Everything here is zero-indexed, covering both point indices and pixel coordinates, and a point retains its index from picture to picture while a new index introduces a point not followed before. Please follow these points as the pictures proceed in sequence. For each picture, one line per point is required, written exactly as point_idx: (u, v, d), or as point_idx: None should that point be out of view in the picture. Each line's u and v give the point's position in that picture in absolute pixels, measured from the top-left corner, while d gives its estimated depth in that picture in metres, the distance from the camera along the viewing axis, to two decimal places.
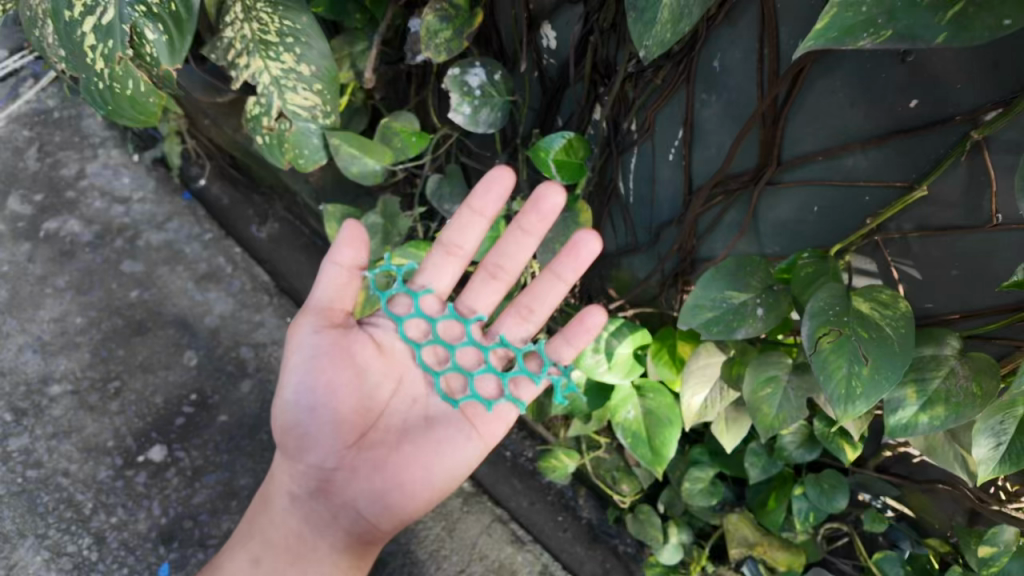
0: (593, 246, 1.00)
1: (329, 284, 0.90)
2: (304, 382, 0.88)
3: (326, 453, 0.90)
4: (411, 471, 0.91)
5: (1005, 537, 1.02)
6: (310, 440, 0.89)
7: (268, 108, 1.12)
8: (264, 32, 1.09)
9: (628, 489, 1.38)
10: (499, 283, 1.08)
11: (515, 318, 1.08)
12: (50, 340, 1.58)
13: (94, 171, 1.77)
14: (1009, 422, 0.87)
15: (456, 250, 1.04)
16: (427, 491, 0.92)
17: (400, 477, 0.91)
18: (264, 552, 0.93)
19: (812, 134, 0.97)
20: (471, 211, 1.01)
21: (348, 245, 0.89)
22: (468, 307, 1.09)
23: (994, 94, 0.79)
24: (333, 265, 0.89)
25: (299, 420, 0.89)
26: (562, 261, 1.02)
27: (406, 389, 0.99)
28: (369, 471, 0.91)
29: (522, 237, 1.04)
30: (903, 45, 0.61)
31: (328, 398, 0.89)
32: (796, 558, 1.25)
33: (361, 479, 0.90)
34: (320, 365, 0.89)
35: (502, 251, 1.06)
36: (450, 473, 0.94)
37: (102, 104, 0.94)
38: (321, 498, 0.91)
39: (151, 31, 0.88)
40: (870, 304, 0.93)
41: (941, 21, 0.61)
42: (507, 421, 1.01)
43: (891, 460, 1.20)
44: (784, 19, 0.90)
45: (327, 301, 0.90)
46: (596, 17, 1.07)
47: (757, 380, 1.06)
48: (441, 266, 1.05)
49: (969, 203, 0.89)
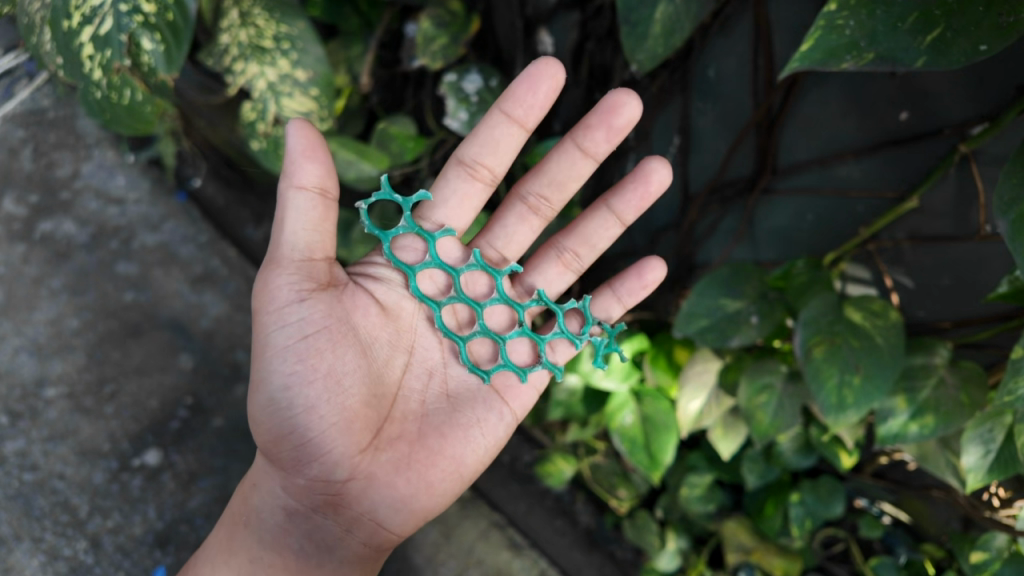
0: (660, 172, 0.90)
1: (302, 223, 0.75)
2: (298, 386, 0.78)
3: (332, 466, 0.81)
4: (438, 469, 0.85)
5: (997, 543, 1.02)
6: (313, 453, 0.80)
7: (264, 113, 1.11)
8: (259, 38, 1.10)
9: (625, 495, 1.37)
10: (538, 218, 0.96)
11: (558, 266, 0.98)
12: (45, 342, 1.58)
13: (89, 172, 1.74)
14: (997, 430, 0.88)
15: (489, 173, 0.90)
16: (455, 483, 0.87)
17: (427, 478, 0.85)
18: (255, 573, 0.85)
19: (807, 144, 0.99)
20: (512, 123, 0.87)
21: (310, 160, 0.74)
22: (498, 254, 0.97)
23: (979, 108, 0.82)
24: (297, 191, 0.74)
25: (297, 421, 0.78)
26: (627, 191, 0.91)
27: (417, 365, 0.89)
28: (387, 476, 0.83)
29: (579, 157, 0.91)
30: (884, 67, 0.62)
31: (334, 391, 0.79)
32: (793, 564, 1.24)
33: (381, 483, 0.83)
34: (320, 350, 0.78)
35: (548, 180, 0.93)
36: (479, 460, 0.89)
37: (99, 112, 0.93)
38: (327, 511, 0.84)
39: (147, 41, 0.89)
40: (862, 313, 0.92)
41: (920, 45, 0.62)
42: (538, 387, 0.97)
43: (887, 465, 1.23)
44: (779, 31, 0.92)
45: (302, 251, 0.76)
46: (592, 25, 1.10)
47: (751, 388, 1.05)
48: (468, 190, 0.91)
49: (958, 213, 0.91)
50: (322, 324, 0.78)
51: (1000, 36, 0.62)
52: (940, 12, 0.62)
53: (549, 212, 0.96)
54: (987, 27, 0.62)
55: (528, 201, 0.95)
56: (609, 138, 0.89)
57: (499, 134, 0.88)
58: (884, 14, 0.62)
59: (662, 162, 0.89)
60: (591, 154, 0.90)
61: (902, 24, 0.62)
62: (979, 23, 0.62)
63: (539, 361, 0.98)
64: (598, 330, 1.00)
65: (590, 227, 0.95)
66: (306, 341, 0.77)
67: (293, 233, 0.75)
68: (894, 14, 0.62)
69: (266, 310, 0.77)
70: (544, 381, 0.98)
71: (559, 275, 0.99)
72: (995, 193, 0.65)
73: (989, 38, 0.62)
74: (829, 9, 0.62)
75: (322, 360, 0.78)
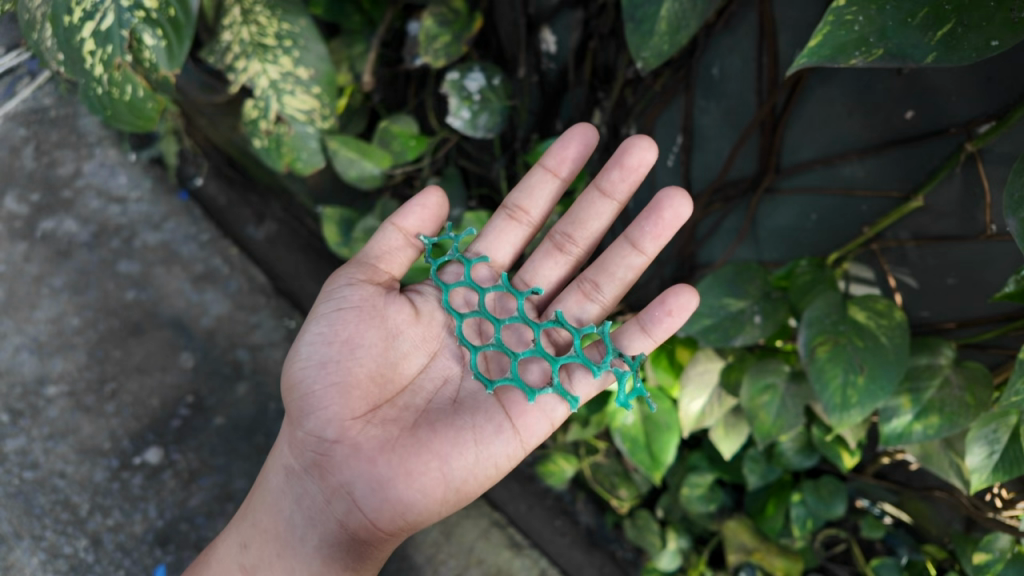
0: (679, 207, 0.89)
1: (380, 243, 0.90)
2: (317, 344, 0.83)
3: (324, 423, 0.81)
4: (421, 459, 0.81)
5: (1000, 544, 1.02)
6: (312, 406, 0.81)
7: (266, 111, 1.11)
8: (261, 35, 1.10)
9: (626, 494, 1.38)
10: (564, 257, 0.97)
11: (577, 296, 0.96)
12: (47, 341, 1.58)
13: (91, 170, 1.75)
14: (1002, 431, 0.87)
15: (521, 212, 0.96)
16: (438, 485, 0.82)
17: (407, 467, 0.81)
18: (252, 536, 0.86)
19: (811, 142, 0.99)
20: (543, 168, 0.94)
21: (414, 213, 0.90)
22: (523, 281, 0.98)
23: (986, 107, 0.81)
24: (393, 227, 0.90)
25: (306, 377, 0.82)
26: (642, 223, 0.90)
27: (437, 367, 0.91)
28: (373, 451, 0.81)
29: (599, 197, 0.93)
30: (893, 62, 0.62)
31: (343, 355, 0.82)
32: (794, 565, 1.23)
33: (363, 457, 0.81)
34: (344, 318, 0.83)
35: (571, 219, 0.95)
36: (469, 472, 0.83)
37: (100, 109, 0.93)
38: (315, 476, 0.83)
39: (149, 36, 0.89)
40: (866, 313, 0.92)
41: (930, 40, 0.62)
42: (550, 417, 0.88)
43: (889, 466, 1.21)
44: (783, 29, 0.92)
45: (373, 257, 0.89)
46: (596, 23, 1.08)
47: (754, 388, 1.05)
48: (501, 229, 0.97)
49: (963, 213, 0.90)
50: (355, 302, 0.84)
51: (1010, 30, 0.62)
52: (949, 8, 0.62)
53: (578, 253, 0.97)
54: (999, 22, 0.62)
55: (554, 239, 0.97)
56: (625, 177, 0.91)
57: (531, 177, 0.94)
58: (893, 10, 0.62)
59: (680, 194, 0.88)
60: (610, 194, 0.93)
61: (911, 19, 0.62)
62: (991, 19, 0.62)
63: (549, 384, 0.90)
64: (619, 361, 0.93)
65: (610, 258, 0.94)
66: (337, 311, 0.84)
67: (375, 241, 0.90)
68: (904, 11, 0.62)
69: (323, 289, 0.87)
70: (555, 409, 0.89)
71: (581, 305, 0.96)
72: (1005, 191, 0.65)
73: (1000, 34, 0.62)
74: (838, 5, 0.62)
75: (344, 329, 0.83)
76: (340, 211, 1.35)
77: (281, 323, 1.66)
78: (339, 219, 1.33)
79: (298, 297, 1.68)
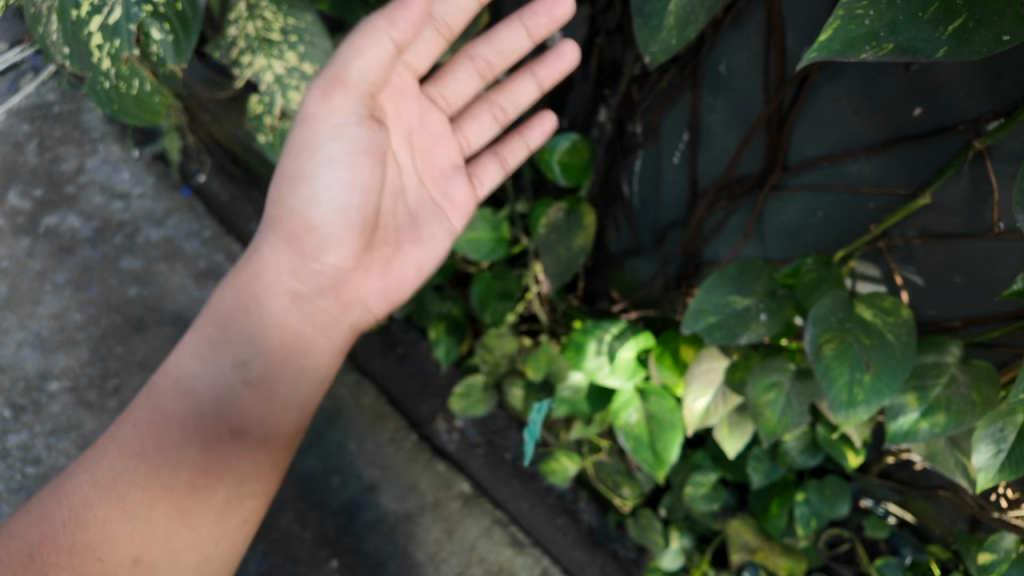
0: (571, 56, 1.00)
1: (371, 54, 0.91)
2: (339, 186, 0.91)
3: (336, 254, 0.95)
4: (408, 267, 1.03)
5: (1005, 544, 1.01)
6: (325, 243, 0.94)
7: (271, 108, 1.12)
8: (267, 30, 1.10)
9: (629, 493, 1.37)
10: (478, 75, 1.05)
11: (488, 114, 1.09)
12: (49, 336, 1.58)
13: (94, 166, 1.80)
14: (1009, 429, 0.86)
15: (450, 33, 0.98)
16: (417, 276, 1.05)
17: (398, 274, 1.02)
18: (205, 398, 0.91)
19: (819, 139, 0.98)
20: None
21: (407, 22, 0.90)
22: (439, 90, 1.06)
23: (996, 103, 0.80)
24: (387, 22, 0.89)
25: (327, 219, 0.92)
26: (547, 68, 1.02)
27: (398, 209, 1.01)
28: (374, 266, 1.00)
29: (518, 32, 0.99)
30: (905, 57, 0.62)
31: (362, 187, 0.93)
32: (798, 565, 1.21)
33: (370, 275, 1.00)
34: (361, 157, 0.93)
35: (498, 49, 1.01)
36: (433, 266, 1.07)
37: (108, 102, 0.94)
38: (308, 304, 0.97)
39: (156, 31, 0.88)
40: (873, 310, 0.92)
41: (942, 35, 0.62)
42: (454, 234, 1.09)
43: (893, 466, 1.21)
44: (791, 24, 0.90)
45: (374, 70, 0.92)
46: (602, 19, 1.08)
47: (759, 387, 1.05)
48: (427, 40, 0.98)
49: (970, 210, 0.89)
50: (368, 147, 0.94)
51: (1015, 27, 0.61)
52: (960, 3, 0.62)
53: (490, 76, 1.06)
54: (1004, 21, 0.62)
55: (476, 63, 1.04)
56: (548, 21, 0.97)
57: None
58: (903, 6, 0.62)
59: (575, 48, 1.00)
60: (532, 31, 0.99)
61: (921, 14, 0.62)
62: (1002, 13, 0.62)
63: None
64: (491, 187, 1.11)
65: (516, 89, 1.06)
66: (354, 155, 0.92)
67: (355, 58, 0.90)
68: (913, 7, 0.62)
69: (326, 110, 0.90)
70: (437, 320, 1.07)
71: (485, 124, 1.10)
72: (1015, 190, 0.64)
73: (1011, 29, 0.62)
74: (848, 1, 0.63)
75: (358, 161, 0.93)
76: None
77: None
78: None
79: None
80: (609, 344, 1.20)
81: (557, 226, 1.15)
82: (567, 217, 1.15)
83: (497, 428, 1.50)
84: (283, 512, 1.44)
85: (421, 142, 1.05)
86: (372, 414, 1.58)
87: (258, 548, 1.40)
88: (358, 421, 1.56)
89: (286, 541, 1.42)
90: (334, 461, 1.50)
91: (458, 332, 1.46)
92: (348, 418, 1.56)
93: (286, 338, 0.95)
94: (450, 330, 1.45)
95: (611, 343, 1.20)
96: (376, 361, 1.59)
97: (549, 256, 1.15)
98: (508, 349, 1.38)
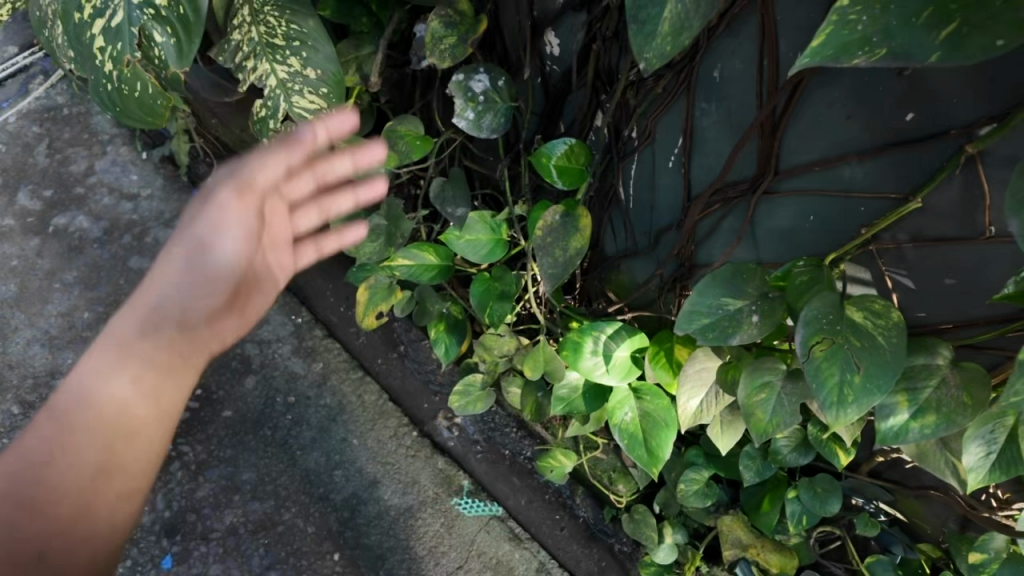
0: None
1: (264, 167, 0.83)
2: (229, 231, 0.81)
3: (243, 256, 0.84)
4: (268, 298, 0.92)
5: (995, 544, 1.04)
6: (222, 245, 0.81)
7: (274, 111, 1.20)
8: (271, 35, 1.18)
9: (624, 489, 1.44)
10: None
11: None
12: (57, 334, 1.61)
13: (104, 168, 1.86)
14: (999, 431, 0.89)
15: None
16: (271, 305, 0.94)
17: (269, 298, 0.93)
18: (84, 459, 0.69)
19: (811, 145, 0.98)
20: None
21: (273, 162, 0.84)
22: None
23: (990, 108, 0.79)
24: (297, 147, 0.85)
25: (210, 263, 0.80)
26: None
27: (264, 262, 0.90)
28: (264, 288, 0.91)
29: None
30: (897, 65, 0.54)
31: (245, 243, 0.84)
32: (789, 561, 1.27)
33: (259, 295, 0.90)
34: (246, 223, 0.83)
35: None
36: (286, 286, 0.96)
37: (112, 105, 1.06)
38: (179, 333, 0.78)
39: (159, 34, 1.00)
40: (863, 313, 0.91)
41: (937, 40, 0.53)
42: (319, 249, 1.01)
43: (884, 465, 1.22)
44: (785, 31, 0.91)
45: (257, 171, 0.83)
46: (599, 25, 1.10)
47: (750, 386, 1.07)
48: None
49: (963, 215, 0.88)
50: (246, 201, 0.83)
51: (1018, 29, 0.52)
52: (957, 5, 0.52)
53: None
54: (1006, 20, 0.52)
55: None
56: None
57: None
58: (898, 9, 0.54)
59: None
60: None
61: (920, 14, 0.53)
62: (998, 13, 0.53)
63: None
64: None
65: None
66: (235, 212, 0.81)
67: (259, 167, 0.83)
68: (909, 8, 0.53)
69: (214, 197, 0.80)
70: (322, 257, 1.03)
71: None
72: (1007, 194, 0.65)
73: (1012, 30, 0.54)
74: (840, 4, 0.54)
75: (247, 216, 0.83)
76: (348, 209, 1.44)
77: (289, 319, 1.70)
78: (345, 217, 1.42)
79: (303, 291, 1.73)
80: (605, 344, 1.23)
81: (555, 227, 1.17)
82: (564, 220, 1.17)
83: (496, 425, 1.57)
84: (287, 506, 1.46)
85: (284, 202, 0.91)
86: (374, 411, 1.60)
87: (261, 543, 1.42)
88: (359, 418, 1.58)
89: (289, 534, 1.44)
90: (336, 457, 1.52)
91: (459, 332, 1.48)
92: (350, 415, 1.58)
93: (178, 313, 0.78)
94: (450, 329, 1.47)
95: (607, 343, 1.23)
96: (377, 360, 1.64)
97: (545, 258, 1.18)
98: (507, 349, 1.43)
